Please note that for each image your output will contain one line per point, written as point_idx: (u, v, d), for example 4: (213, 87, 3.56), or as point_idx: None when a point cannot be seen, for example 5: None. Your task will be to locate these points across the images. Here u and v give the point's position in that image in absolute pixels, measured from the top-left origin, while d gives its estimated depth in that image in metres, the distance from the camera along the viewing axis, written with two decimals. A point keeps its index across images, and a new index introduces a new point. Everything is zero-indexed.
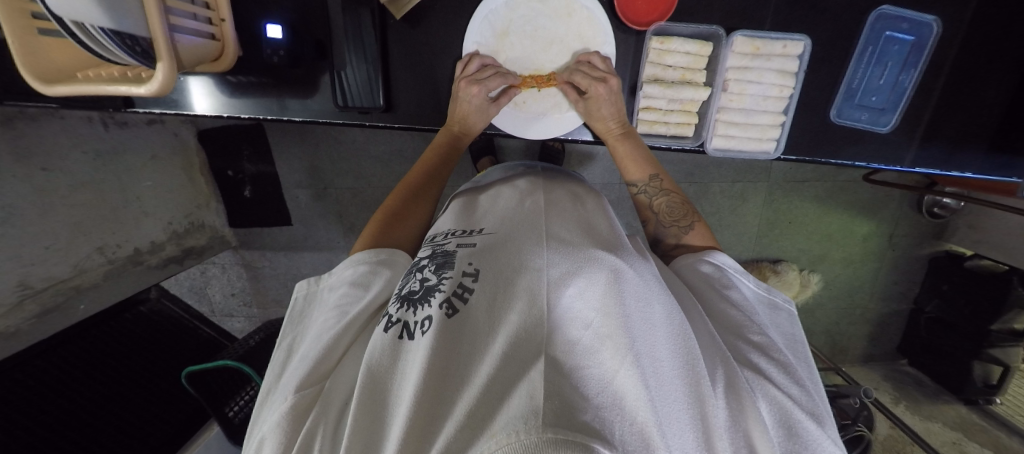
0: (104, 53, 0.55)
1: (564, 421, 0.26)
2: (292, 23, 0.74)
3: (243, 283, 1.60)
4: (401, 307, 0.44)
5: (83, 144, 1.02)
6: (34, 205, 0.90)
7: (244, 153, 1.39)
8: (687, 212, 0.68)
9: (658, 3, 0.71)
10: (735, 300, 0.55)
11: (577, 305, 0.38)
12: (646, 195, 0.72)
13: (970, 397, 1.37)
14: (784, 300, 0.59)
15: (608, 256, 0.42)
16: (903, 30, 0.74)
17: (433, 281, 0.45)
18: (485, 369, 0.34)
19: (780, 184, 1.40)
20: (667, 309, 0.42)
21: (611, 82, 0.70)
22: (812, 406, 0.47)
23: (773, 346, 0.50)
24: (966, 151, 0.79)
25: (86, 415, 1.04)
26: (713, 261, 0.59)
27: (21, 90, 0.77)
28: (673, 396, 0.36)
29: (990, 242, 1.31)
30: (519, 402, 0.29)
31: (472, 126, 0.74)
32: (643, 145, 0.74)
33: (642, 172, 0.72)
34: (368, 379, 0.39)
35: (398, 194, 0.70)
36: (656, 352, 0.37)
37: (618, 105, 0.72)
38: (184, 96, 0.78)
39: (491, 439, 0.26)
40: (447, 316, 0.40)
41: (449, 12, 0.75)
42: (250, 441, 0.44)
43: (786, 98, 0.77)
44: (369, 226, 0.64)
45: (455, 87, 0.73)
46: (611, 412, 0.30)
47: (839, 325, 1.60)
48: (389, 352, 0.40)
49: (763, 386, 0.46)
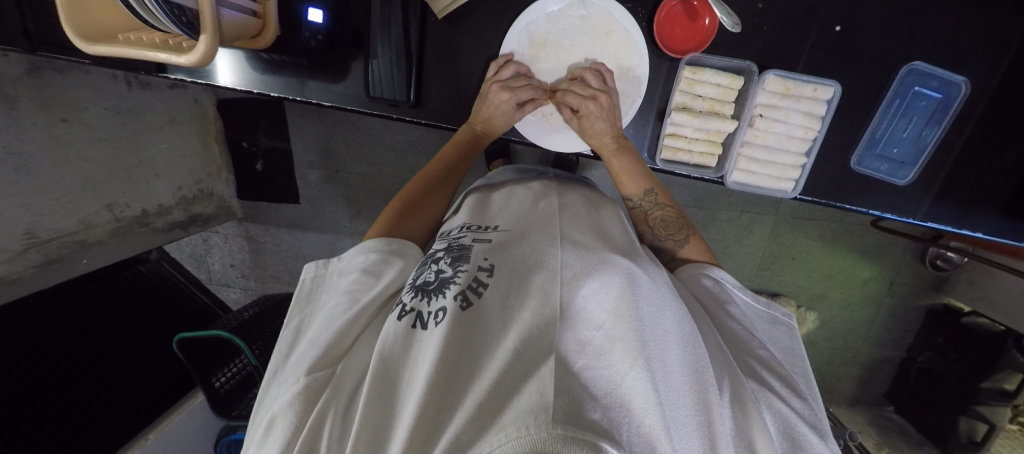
0: (149, 18, 0.56)
1: (573, 418, 0.27)
2: (331, 8, 0.74)
3: (243, 255, 1.60)
4: (415, 296, 0.45)
5: (104, 100, 1.03)
6: (51, 157, 0.91)
7: (260, 126, 1.39)
8: (682, 226, 0.69)
9: (696, 34, 0.73)
10: (735, 315, 0.56)
11: (590, 306, 0.38)
12: (641, 209, 0.72)
13: (952, 452, 1.39)
14: (783, 315, 0.60)
15: (623, 261, 0.43)
16: (932, 86, 0.75)
17: (449, 274, 0.46)
18: (498, 363, 0.34)
19: (787, 219, 1.41)
20: (678, 317, 0.43)
21: (602, 100, 0.71)
22: (813, 419, 0.48)
23: (777, 362, 0.51)
24: (978, 212, 0.80)
25: (71, 365, 1.05)
26: (712, 275, 0.59)
27: (56, 43, 0.78)
28: (680, 402, 0.36)
29: (990, 300, 1.32)
30: (529, 397, 0.29)
31: (497, 128, 0.76)
32: (637, 160, 0.74)
33: (637, 187, 0.72)
34: (380, 366, 0.39)
35: (413, 188, 0.71)
36: (666, 357, 0.37)
37: (610, 121, 0.73)
38: (211, 68, 0.79)
39: (501, 432, 0.27)
40: (461, 307, 0.41)
41: (487, 17, 0.76)
42: (255, 424, 0.45)
43: (809, 139, 0.78)
44: (381, 216, 0.65)
45: (485, 89, 0.74)
46: (620, 412, 0.31)
47: (829, 366, 1.61)
48: (402, 340, 0.41)
49: (767, 398, 0.46)
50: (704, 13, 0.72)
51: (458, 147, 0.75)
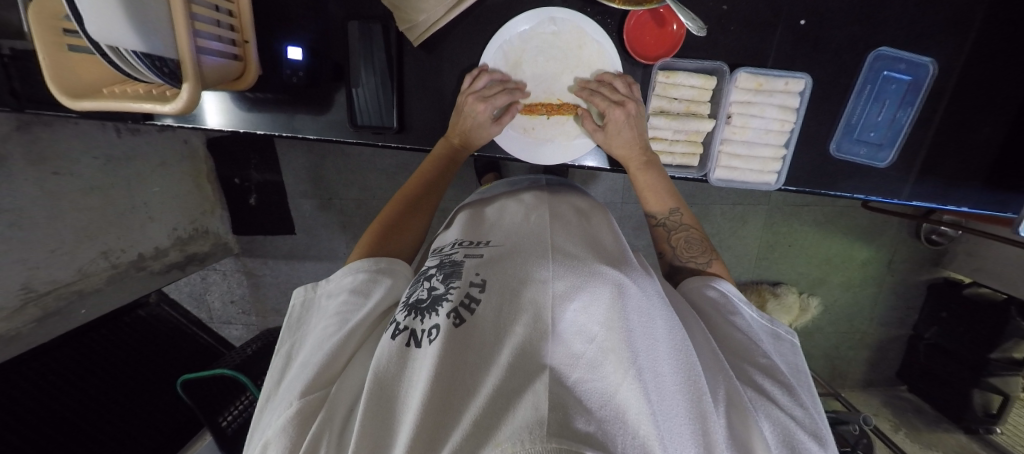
0: (131, 71, 0.57)
1: (569, 433, 0.27)
2: (311, 45, 0.77)
3: (243, 290, 1.60)
4: (408, 315, 0.46)
5: (95, 149, 1.04)
6: (44, 210, 0.92)
7: (251, 162, 1.40)
8: (705, 249, 0.69)
9: (665, 39, 0.75)
10: (740, 326, 0.55)
11: (581, 318, 0.38)
12: (665, 228, 0.73)
13: (971, 427, 1.36)
14: (785, 332, 0.60)
15: (612, 271, 0.43)
16: (900, 70, 0.76)
17: (441, 291, 0.47)
18: (493, 379, 0.35)
19: (779, 208, 1.42)
20: (669, 325, 0.43)
21: (629, 106, 0.73)
22: (814, 427, 0.48)
23: (778, 368, 0.51)
24: (962, 186, 0.81)
25: (74, 417, 1.03)
26: (718, 286, 0.60)
27: (42, 99, 0.79)
28: (674, 411, 0.36)
29: (988, 270, 1.32)
30: (524, 412, 0.30)
31: (474, 140, 0.75)
32: (664, 177, 0.75)
33: (662, 205, 0.73)
34: (375, 385, 0.40)
35: (393, 208, 0.72)
36: (658, 366, 0.38)
37: (636, 128, 0.74)
38: (199, 111, 0.81)
39: (497, 448, 0.27)
40: (454, 324, 0.41)
41: (464, 39, 0.78)
42: (248, 450, 0.44)
43: (787, 132, 0.80)
44: (364, 237, 0.66)
45: (461, 101, 0.75)
46: (614, 426, 0.31)
47: (838, 350, 1.60)
48: (397, 359, 0.41)
49: (767, 406, 0.46)
50: (671, 20, 0.74)
51: (437, 161, 0.76)
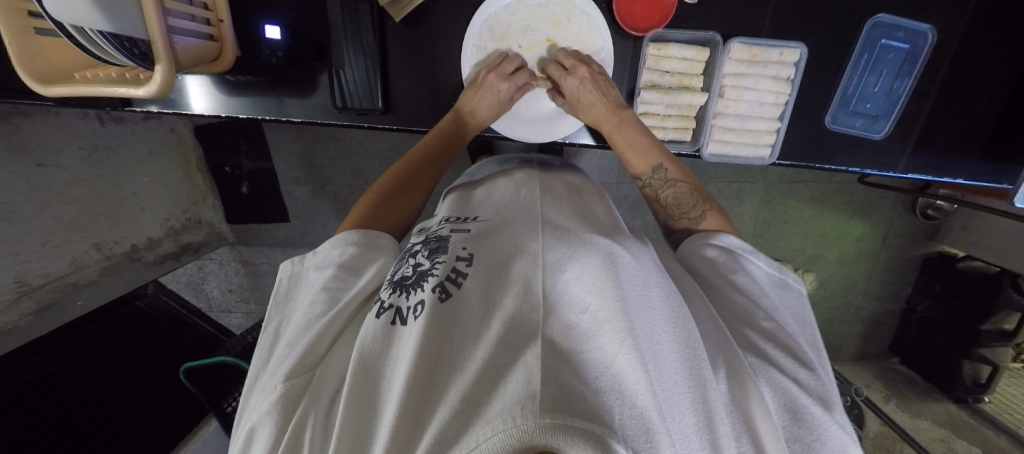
0: (100, 54, 0.55)
1: (562, 405, 0.26)
2: (290, 23, 0.74)
3: (241, 279, 1.59)
4: (393, 292, 0.45)
5: (78, 139, 1.02)
6: (28, 201, 0.90)
7: (240, 149, 1.37)
8: (697, 201, 0.66)
9: (656, 9, 0.73)
10: (741, 285, 0.55)
11: (574, 288, 0.38)
12: (652, 188, 0.70)
13: (959, 396, 1.40)
14: (794, 280, 0.59)
15: (603, 241, 0.44)
16: (898, 38, 0.74)
17: (427, 266, 0.47)
18: (482, 353, 0.34)
19: (776, 184, 1.41)
20: (664, 293, 0.43)
21: (582, 71, 0.71)
22: (820, 391, 0.47)
23: (783, 332, 0.50)
24: (958, 157, 0.80)
25: (77, 405, 1.04)
26: (718, 244, 0.59)
27: (15, 88, 0.77)
28: (672, 380, 0.36)
29: (983, 244, 1.33)
30: (516, 386, 0.29)
31: (483, 119, 0.75)
32: (645, 135, 0.71)
33: (645, 163, 0.70)
34: (360, 364, 0.39)
35: (390, 178, 0.69)
36: (655, 336, 0.38)
37: (597, 89, 0.71)
38: (180, 95, 0.78)
39: (487, 425, 0.27)
40: (440, 299, 0.41)
41: (449, 14, 0.76)
42: (236, 431, 0.45)
43: (781, 104, 0.78)
44: (357, 207, 0.64)
45: (479, 76, 0.73)
46: (611, 395, 0.30)
47: (831, 325, 1.62)
48: (382, 338, 0.41)
49: (766, 372, 0.46)
50: None
51: (441, 134, 0.73)
